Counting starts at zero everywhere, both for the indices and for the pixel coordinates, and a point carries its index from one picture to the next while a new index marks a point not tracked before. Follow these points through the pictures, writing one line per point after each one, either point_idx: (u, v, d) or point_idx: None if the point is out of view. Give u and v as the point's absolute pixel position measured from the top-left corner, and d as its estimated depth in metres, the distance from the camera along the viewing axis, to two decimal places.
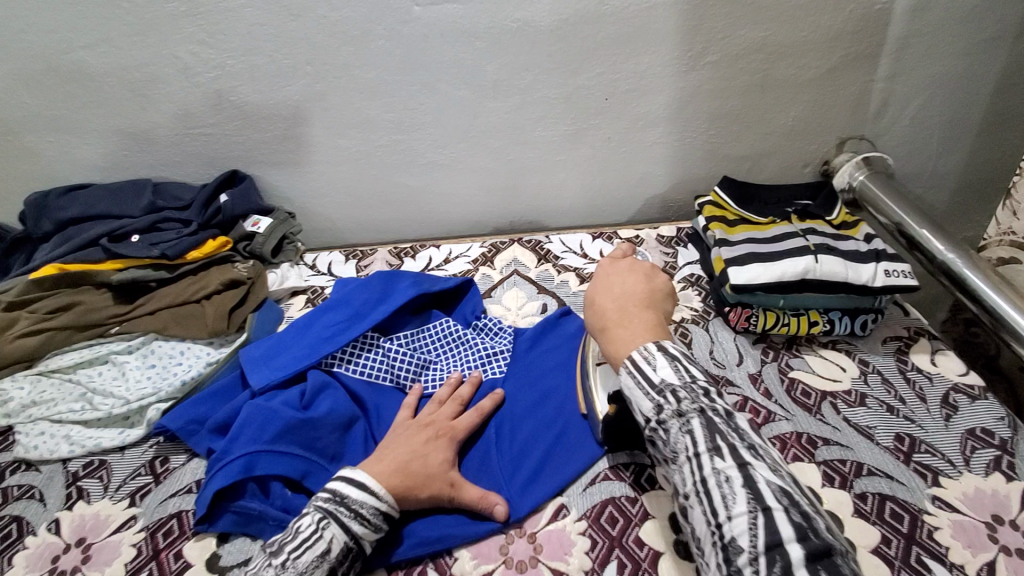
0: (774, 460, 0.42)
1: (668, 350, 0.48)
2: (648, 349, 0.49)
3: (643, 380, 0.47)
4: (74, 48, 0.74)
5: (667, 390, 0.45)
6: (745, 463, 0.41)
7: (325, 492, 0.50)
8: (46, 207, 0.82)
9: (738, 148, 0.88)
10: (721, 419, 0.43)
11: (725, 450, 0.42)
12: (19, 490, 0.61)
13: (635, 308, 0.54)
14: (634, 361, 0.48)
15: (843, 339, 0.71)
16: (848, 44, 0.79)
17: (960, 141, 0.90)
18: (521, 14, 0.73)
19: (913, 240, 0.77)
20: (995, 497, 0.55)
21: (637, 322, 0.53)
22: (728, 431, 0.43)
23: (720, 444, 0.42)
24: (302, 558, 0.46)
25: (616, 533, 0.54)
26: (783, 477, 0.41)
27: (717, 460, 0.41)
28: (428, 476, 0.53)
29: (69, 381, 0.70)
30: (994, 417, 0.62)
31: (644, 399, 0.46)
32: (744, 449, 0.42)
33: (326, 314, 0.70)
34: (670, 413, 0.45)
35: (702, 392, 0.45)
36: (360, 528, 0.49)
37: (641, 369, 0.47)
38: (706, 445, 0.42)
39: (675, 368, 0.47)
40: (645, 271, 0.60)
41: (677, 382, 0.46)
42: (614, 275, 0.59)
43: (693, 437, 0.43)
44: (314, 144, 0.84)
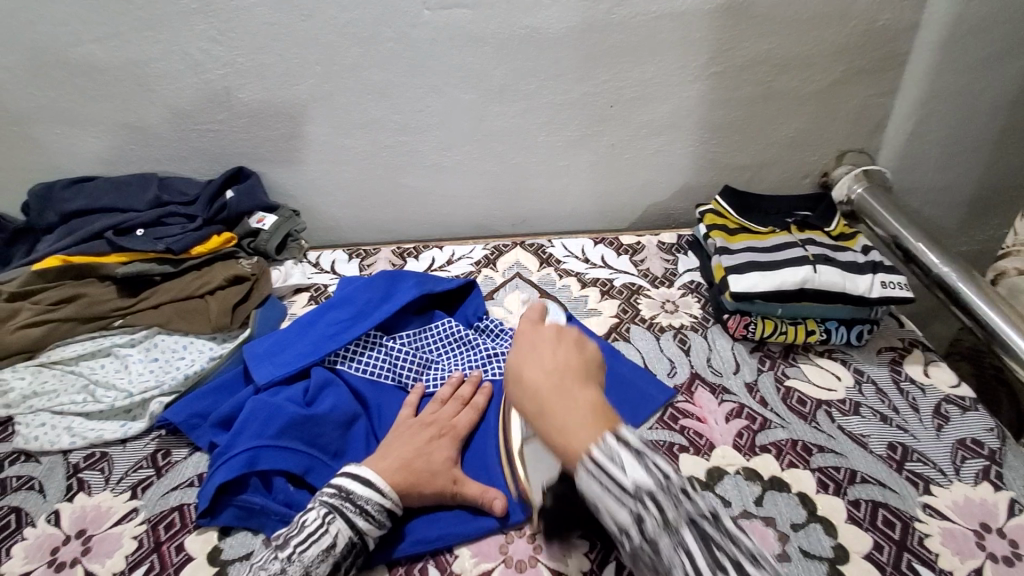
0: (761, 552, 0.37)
1: (632, 444, 0.39)
2: (605, 446, 0.39)
3: (612, 485, 0.38)
4: (84, 41, 0.74)
5: (643, 494, 0.37)
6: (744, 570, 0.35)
7: (330, 489, 0.51)
8: (51, 198, 0.82)
9: (739, 158, 0.90)
10: (708, 522, 0.37)
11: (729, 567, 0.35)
12: (18, 481, 0.61)
13: (574, 387, 0.44)
14: (596, 459, 0.38)
15: (839, 349, 0.73)
16: (850, 59, 0.81)
17: (956, 156, 0.92)
18: (531, 21, 0.74)
19: (909, 253, 0.79)
20: (983, 505, 0.56)
21: (579, 403, 0.42)
22: (722, 540, 0.36)
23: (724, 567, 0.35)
24: (308, 552, 0.47)
25: None
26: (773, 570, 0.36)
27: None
28: (432, 474, 0.54)
29: (71, 372, 0.70)
30: (983, 428, 0.63)
31: (619, 507, 0.37)
32: (742, 558, 0.35)
33: (329, 312, 0.71)
34: (654, 526, 0.36)
35: (681, 495, 0.37)
36: (364, 523, 0.50)
37: (608, 470, 0.38)
38: (707, 567, 0.35)
39: (650, 468, 0.38)
40: (573, 339, 0.49)
41: (653, 484, 0.37)
42: (534, 342, 0.49)
43: (693, 561, 0.35)
44: (321, 143, 0.84)
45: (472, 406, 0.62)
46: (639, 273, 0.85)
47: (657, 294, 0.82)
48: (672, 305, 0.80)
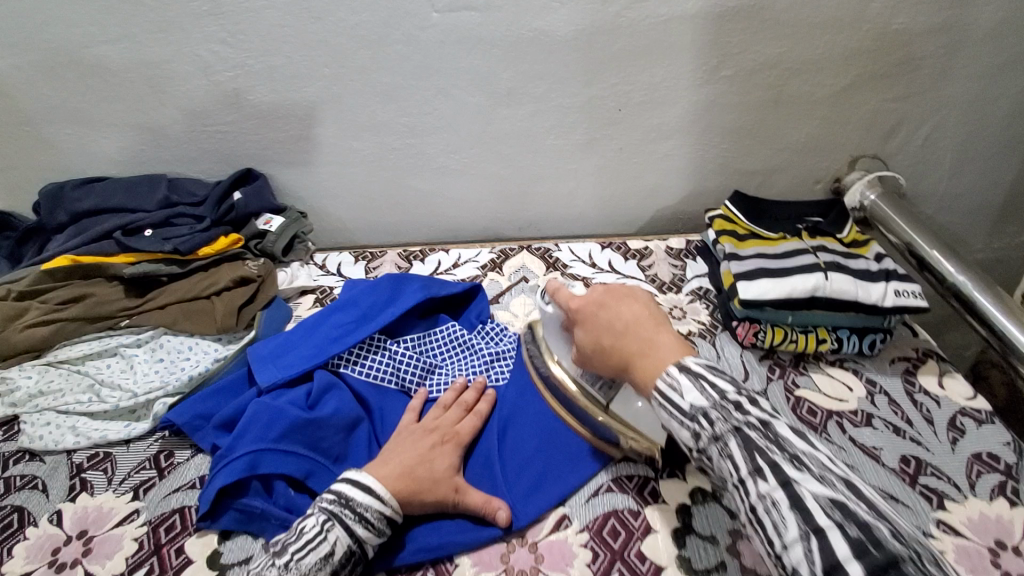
0: (822, 469, 0.40)
1: (692, 369, 0.47)
2: (670, 373, 0.47)
3: (675, 410, 0.46)
4: (95, 42, 0.75)
5: (699, 414, 0.44)
6: (788, 480, 0.39)
7: (330, 494, 0.51)
8: (61, 198, 0.83)
9: (749, 162, 0.88)
10: (756, 433, 0.42)
11: (767, 471, 0.40)
12: (22, 480, 0.62)
13: (650, 331, 0.52)
14: (660, 391, 0.47)
15: (851, 358, 0.71)
16: (863, 63, 0.80)
17: (972, 163, 0.90)
18: (540, 24, 0.74)
19: (923, 261, 0.77)
20: (998, 522, 0.55)
21: (656, 341, 0.51)
22: (765, 446, 0.41)
23: (758, 463, 0.41)
24: (305, 560, 0.46)
25: (618, 546, 0.53)
26: (832, 487, 0.39)
27: (760, 483, 0.40)
28: (433, 482, 0.53)
29: (77, 372, 0.70)
30: (999, 442, 0.61)
31: (680, 427, 0.46)
32: (785, 463, 0.40)
33: (333, 315, 0.71)
34: (707, 438, 0.44)
35: (732, 406, 0.44)
36: (364, 531, 0.49)
37: (670, 399, 0.46)
38: (747, 467, 0.41)
39: (703, 387, 0.45)
40: (630, 291, 0.58)
41: (708, 402, 0.44)
42: (598, 305, 0.57)
43: (735, 462, 0.42)
44: (329, 145, 0.85)
45: (475, 412, 0.61)
46: (647, 278, 0.84)
47: (665, 300, 0.81)
48: (680, 311, 0.79)
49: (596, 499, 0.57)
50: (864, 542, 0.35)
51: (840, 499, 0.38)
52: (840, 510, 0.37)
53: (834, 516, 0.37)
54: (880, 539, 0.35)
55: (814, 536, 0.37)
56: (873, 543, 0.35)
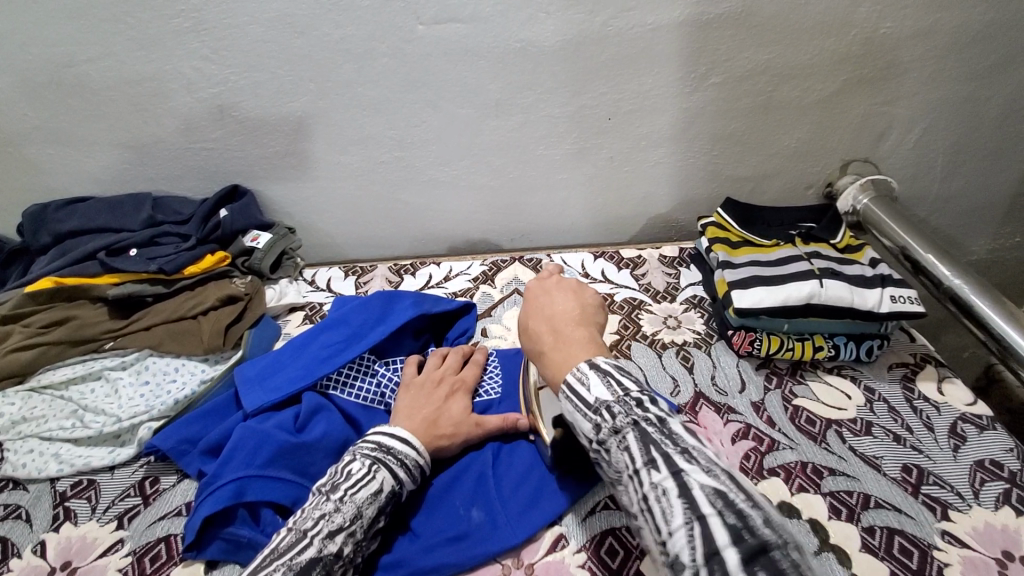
0: (708, 461, 0.38)
1: (601, 366, 0.46)
2: (579, 368, 0.47)
3: (579, 402, 0.45)
4: (77, 61, 0.74)
5: (603, 407, 0.43)
6: (677, 472, 0.37)
7: (370, 443, 0.52)
8: (45, 219, 0.82)
9: (741, 169, 0.88)
10: (653, 428, 0.41)
11: (659, 462, 0.38)
12: (6, 509, 0.60)
13: (569, 328, 0.52)
14: (569, 384, 0.46)
15: (849, 365, 0.70)
16: (851, 68, 0.79)
17: (963, 165, 0.90)
18: (525, 35, 0.73)
19: (918, 264, 0.76)
20: (1006, 532, 0.53)
21: (571, 337, 0.51)
22: (660, 439, 0.40)
23: (652, 455, 0.39)
24: (359, 494, 0.48)
25: (616, 566, 0.52)
26: (718, 477, 0.37)
27: (653, 474, 0.38)
28: (455, 425, 0.58)
29: (61, 397, 0.69)
30: (1003, 449, 0.60)
31: (584, 420, 0.44)
32: (677, 455, 0.38)
33: (323, 334, 0.69)
34: (607, 431, 0.42)
35: (636, 402, 0.43)
36: (404, 475, 0.52)
37: (577, 391, 0.45)
38: (642, 459, 0.39)
39: (610, 382, 0.44)
40: (573, 289, 0.58)
41: (613, 397, 0.43)
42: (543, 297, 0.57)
43: (631, 454, 0.40)
44: (316, 160, 0.84)
45: (473, 362, 0.67)
46: (640, 287, 0.83)
47: (659, 310, 0.80)
48: (674, 320, 0.78)
49: (592, 517, 0.56)
50: (741, 528, 0.34)
51: (724, 489, 0.36)
52: (722, 500, 0.35)
53: (716, 506, 0.35)
54: (754, 528, 0.34)
55: (697, 524, 0.34)
56: (750, 533, 0.33)
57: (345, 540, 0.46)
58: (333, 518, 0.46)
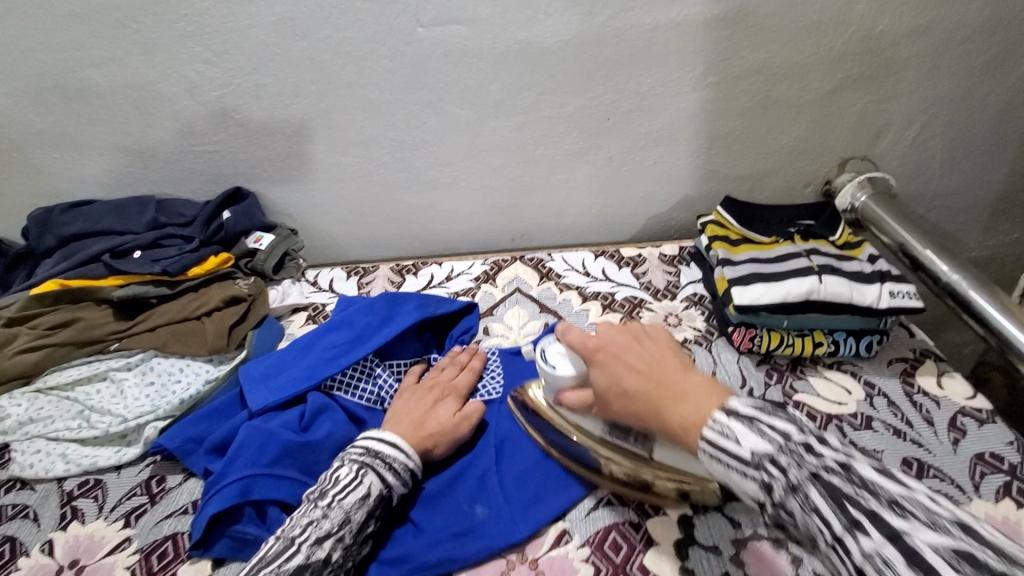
0: (928, 511, 0.35)
1: (740, 413, 0.43)
2: (718, 421, 0.43)
3: (732, 460, 0.42)
4: (82, 66, 0.75)
5: (764, 461, 0.41)
6: (892, 531, 0.35)
7: (358, 448, 0.54)
8: (50, 222, 0.82)
9: (740, 167, 0.89)
10: (838, 479, 0.38)
11: (865, 523, 0.36)
12: (14, 509, 0.60)
13: (678, 375, 0.49)
14: (710, 441, 0.43)
15: (848, 360, 0.71)
16: (848, 66, 0.80)
17: (960, 162, 0.91)
18: (525, 36, 0.74)
19: (917, 260, 0.77)
20: (1005, 524, 0.54)
21: (688, 386, 0.47)
22: (855, 493, 0.37)
23: (852, 515, 0.36)
24: (347, 499, 0.50)
25: (619, 560, 0.52)
26: (950, 532, 0.34)
27: (862, 539, 0.35)
28: (441, 427, 0.58)
29: (67, 398, 0.69)
30: (1002, 442, 0.61)
31: (744, 479, 0.41)
32: (884, 510, 0.36)
33: (328, 335, 0.70)
34: (782, 489, 0.40)
35: (802, 450, 0.40)
36: (393, 478, 0.53)
37: (723, 447, 0.42)
38: (841, 522, 0.37)
39: (761, 432, 0.42)
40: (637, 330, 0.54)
41: (771, 448, 0.41)
42: (613, 348, 0.53)
43: (822, 516, 0.37)
44: (319, 162, 0.84)
45: (469, 367, 0.67)
46: (641, 286, 0.84)
47: (660, 307, 0.80)
48: (675, 318, 0.78)
49: (596, 512, 0.56)
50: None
51: (965, 547, 0.33)
52: (963, 559, 0.32)
53: (959, 568, 0.32)
54: None
55: None
56: None
57: (333, 546, 0.47)
58: (321, 525, 0.48)
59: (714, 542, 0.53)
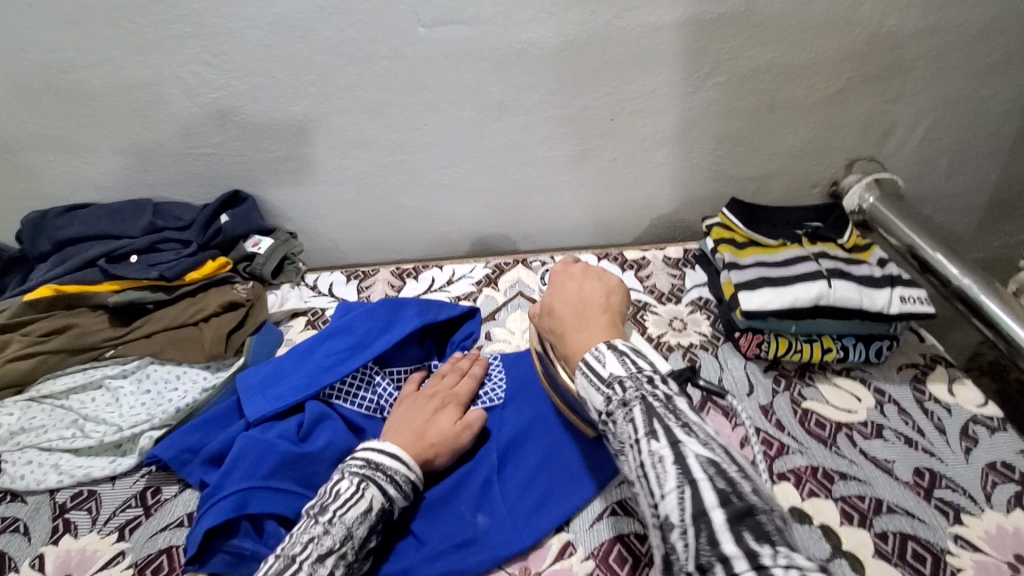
0: (708, 437, 0.40)
1: (618, 347, 0.48)
2: (598, 348, 0.49)
3: (594, 377, 0.47)
4: (76, 68, 0.73)
5: (616, 382, 0.45)
6: (676, 442, 0.39)
7: (358, 460, 0.52)
8: (45, 226, 0.81)
9: (746, 169, 0.87)
10: (658, 403, 0.42)
11: (659, 433, 0.40)
12: (4, 522, 0.59)
13: (594, 314, 0.54)
14: (586, 361, 0.48)
15: (858, 367, 0.69)
16: (856, 66, 0.79)
17: (970, 163, 0.89)
18: (527, 36, 0.72)
19: (926, 263, 0.76)
20: (1019, 537, 0.52)
21: (593, 323, 0.53)
22: (663, 412, 0.42)
23: (653, 427, 0.41)
24: (348, 514, 0.48)
25: (625, 574, 0.51)
26: (715, 450, 0.39)
27: (653, 442, 0.40)
28: (442, 437, 0.57)
29: (60, 407, 0.68)
30: (1015, 451, 0.59)
31: (596, 393, 0.46)
32: (677, 428, 0.40)
33: (326, 342, 0.68)
34: (616, 404, 0.44)
35: (648, 381, 0.44)
36: (394, 491, 0.51)
37: (593, 367, 0.48)
38: (644, 429, 0.41)
39: (626, 362, 0.46)
40: (597, 275, 0.59)
41: (624, 374, 0.45)
42: (566, 281, 0.59)
43: (635, 425, 0.42)
44: (318, 164, 0.83)
45: (470, 375, 0.66)
46: (645, 289, 0.82)
47: (664, 311, 0.79)
48: (680, 323, 0.77)
49: (600, 525, 0.55)
50: (729, 493, 0.36)
51: (718, 460, 0.38)
52: (714, 468, 0.37)
53: (709, 473, 0.37)
54: (743, 493, 0.36)
55: (688, 487, 0.37)
56: (738, 497, 0.36)
57: (335, 563, 0.46)
58: (323, 541, 0.46)
59: None
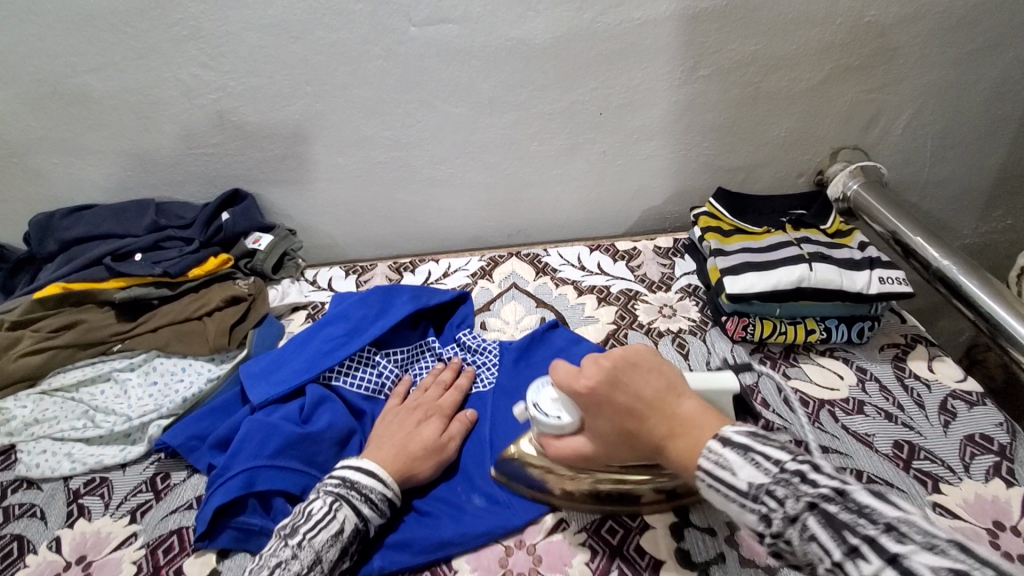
0: (924, 533, 0.33)
1: (737, 442, 0.41)
2: (714, 451, 0.42)
3: (730, 491, 0.40)
4: (79, 72, 0.76)
5: (763, 493, 0.38)
6: (892, 555, 0.33)
7: (334, 479, 0.53)
8: (51, 227, 0.84)
9: (733, 159, 0.89)
10: (837, 506, 0.35)
11: (864, 548, 0.34)
12: (21, 508, 0.61)
13: (674, 403, 0.46)
14: (708, 471, 0.41)
15: (841, 347, 0.72)
16: (837, 56, 0.81)
17: (952, 150, 0.92)
18: (516, 33, 0.75)
19: (908, 248, 0.78)
20: (995, 503, 0.55)
21: (686, 417, 0.45)
22: (852, 519, 0.35)
23: (852, 543, 0.34)
24: (318, 538, 0.48)
25: (616, 542, 0.54)
26: (947, 553, 0.32)
27: (862, 564, 0.33)
28: (425, 450, 0.57)
29: (71, 399, 0.70)
30: (992, 423, 0.62)
31: (743, 511, 0.39)
32: (881, 534, 0.34)
33: (324, 329, 0.71)
34: (781, 521, 0.37)
35: (798, 479, 0.38)
36: (369, 510, 0.51)
37: (720, 477, 0.41)
38: (840, 549, 0.34)
39: (757, 462, 0.40)
40: (649, 365, 0.49)
41: (768, 479, 0.39)
42: (615, 386, 0.48)
43: (822, 545, 0.35)
44: (314, 161, 0.85)
45: (454, 386, 0.66)
46: (636, 278, 0.85)
47: (654, 299, 0.81)
48: (670, 309, 0.79)
49: (592, 498, 0.57)
50: None
51: (962, 567, 0.31)
52: None
53: None
54: None
55: None
56: None
57: None
58: (291, 566, 0.46)
59: (708, 523, 0.54)
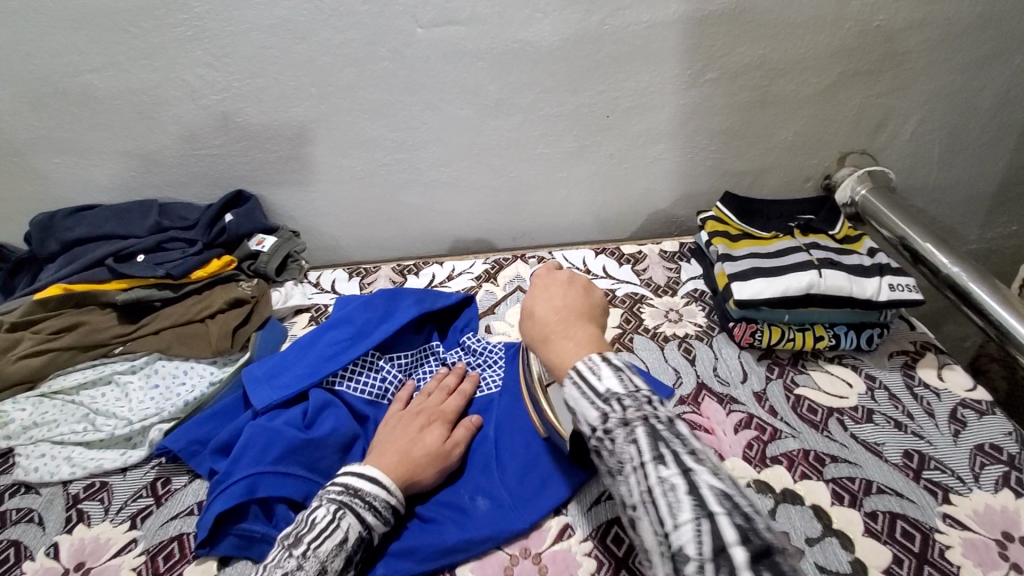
0: (718, 468, 0.38)
1: (613, 359, 0.44)
2: (592, 359, 0.44)
3: (588, 389, 0.42)
4: (81, 71, 0.75)
5: (613, 398, 0.41)
6: (688, 470, 0.37)
7: (337, 486, 0.52)
8: (53, 227, 0.83)
9: (740, 163, 0.89)
10: (663, 425, 0.39)
11: (669, 458, 0.37)
12: (19, 513, 0.61)
13: (575, 321, 0.50)
14: (579, 371, 0.44)
15: (849, 354, 0.71)
16: (846, 61, 0.80)
17: (960, 155, 0.91)
18: (523, 35, 0.74)
19: (916, 254, 0.77)
20: (1005, 513, 0.54)
21: (575, 333, 0.48)
22: (670, 437, 0.39)
23: (661, 452, 0.38)
24: (323, 547, 0.47)
25: (622, 554, 0.53)
26: (725, 480, 0.36)
27: (661, 469, 0.37)
28: (429, 457, 0.56)
29: (71, 402, 0.69)
30: (1002, 432, 0.61)
31: (589, 408, 0.42)
32: (686, 454, 0.38)
33: (328, 333, 0.70)
34: (615, 422, 0.40)
35: (648, 401, 0.41)
36: (373, 519, 0.50)
37: (588, 379, 0.43)
38: (650, 454, 0.38)
39: (621, 377, 0.42)
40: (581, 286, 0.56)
41: (623, 390, 0.42)
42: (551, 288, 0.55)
43: (638, 447, 0.38)
44: (318, 163, 0.85)
45: (459, 391, 0.65)
46: (641, 282, 0.84)
47: (661, 303, 0.80)
48: (676, 314, 0.79)
49: (598, 507, 0.56)
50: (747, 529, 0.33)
51: (731, 491, 0.35)
52: (730, 501, 0.35)
53: (724, 506, 0.34)
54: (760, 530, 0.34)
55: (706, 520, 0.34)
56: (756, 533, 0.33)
57: None
58: None
59: None
